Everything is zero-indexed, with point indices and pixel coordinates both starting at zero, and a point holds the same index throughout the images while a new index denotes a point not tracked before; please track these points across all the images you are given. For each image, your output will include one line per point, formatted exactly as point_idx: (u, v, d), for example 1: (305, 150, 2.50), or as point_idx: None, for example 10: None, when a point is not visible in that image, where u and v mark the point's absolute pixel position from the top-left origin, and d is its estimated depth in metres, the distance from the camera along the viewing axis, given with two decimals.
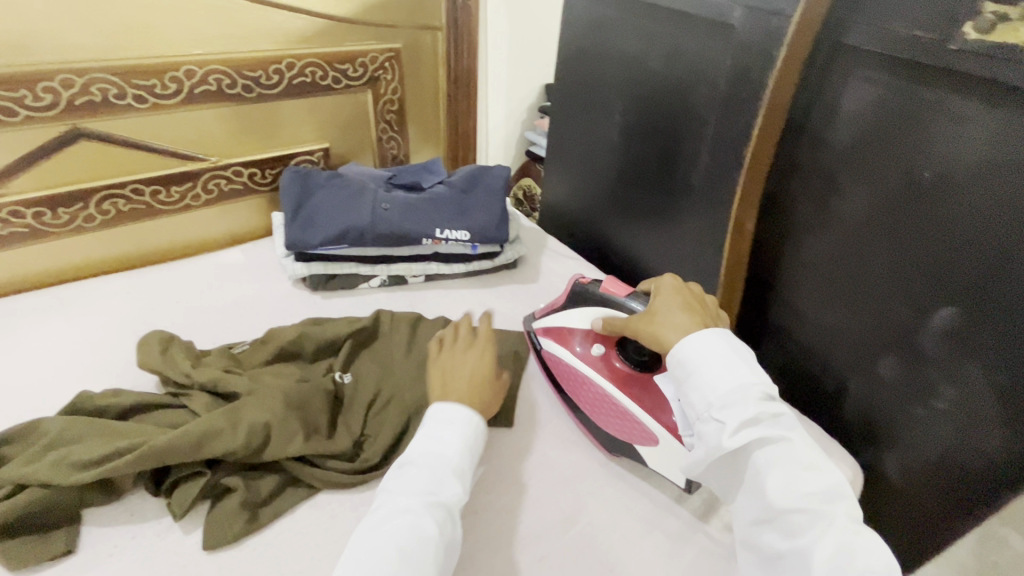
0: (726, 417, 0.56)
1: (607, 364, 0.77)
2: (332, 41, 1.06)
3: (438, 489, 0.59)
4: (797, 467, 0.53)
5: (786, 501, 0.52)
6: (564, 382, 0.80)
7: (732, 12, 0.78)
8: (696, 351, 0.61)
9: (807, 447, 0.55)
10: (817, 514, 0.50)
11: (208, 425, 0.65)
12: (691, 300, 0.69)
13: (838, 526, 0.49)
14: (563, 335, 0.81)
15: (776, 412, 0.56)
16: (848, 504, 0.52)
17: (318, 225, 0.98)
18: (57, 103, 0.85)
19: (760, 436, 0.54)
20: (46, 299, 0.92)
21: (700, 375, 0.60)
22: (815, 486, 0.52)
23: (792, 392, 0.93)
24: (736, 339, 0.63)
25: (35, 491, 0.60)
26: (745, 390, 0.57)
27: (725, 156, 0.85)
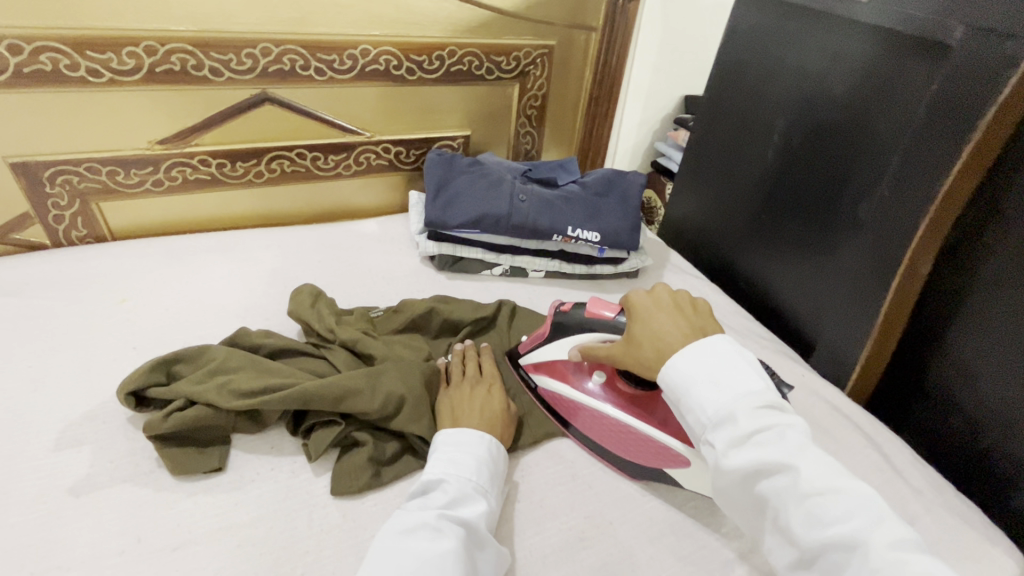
0: (721, 439, 0.55)
1: (611, 390, 0.75)
2: (492, 33, 1.09)
3: (459, 506, 0.58)
4: (812, 492, 0.50)
5: (812, 534, 0.48)
6: (568, 414, 0.76)
7: (952, 32, 0.71)
8: (681, 366, 0.60)
9: (819, 464, 0.51)
10: (851, 545, 0.47)
11: (350, 382, 0.69)
12: (673, 303, 0.68)
13: (878, 558, 0.45)
14: (556, 371, 0.78)
15: (780, 426, 0.54)
16: (889, 528, 0.48)
17: (457, 209, 1.01)
18: (255, 68, 0.95)
19: (763, 458, 0.52)
20: (214, 242, 1.02)
21: (690, 394, 0.59)
22: (842, 512, 0.48)
23: (941, 462, 0.83)
24: (728, 352, 0.60)
25: (202, 409, 0.67)
26: (736, 405, 0.56)
27: (909, 191, 0.78)
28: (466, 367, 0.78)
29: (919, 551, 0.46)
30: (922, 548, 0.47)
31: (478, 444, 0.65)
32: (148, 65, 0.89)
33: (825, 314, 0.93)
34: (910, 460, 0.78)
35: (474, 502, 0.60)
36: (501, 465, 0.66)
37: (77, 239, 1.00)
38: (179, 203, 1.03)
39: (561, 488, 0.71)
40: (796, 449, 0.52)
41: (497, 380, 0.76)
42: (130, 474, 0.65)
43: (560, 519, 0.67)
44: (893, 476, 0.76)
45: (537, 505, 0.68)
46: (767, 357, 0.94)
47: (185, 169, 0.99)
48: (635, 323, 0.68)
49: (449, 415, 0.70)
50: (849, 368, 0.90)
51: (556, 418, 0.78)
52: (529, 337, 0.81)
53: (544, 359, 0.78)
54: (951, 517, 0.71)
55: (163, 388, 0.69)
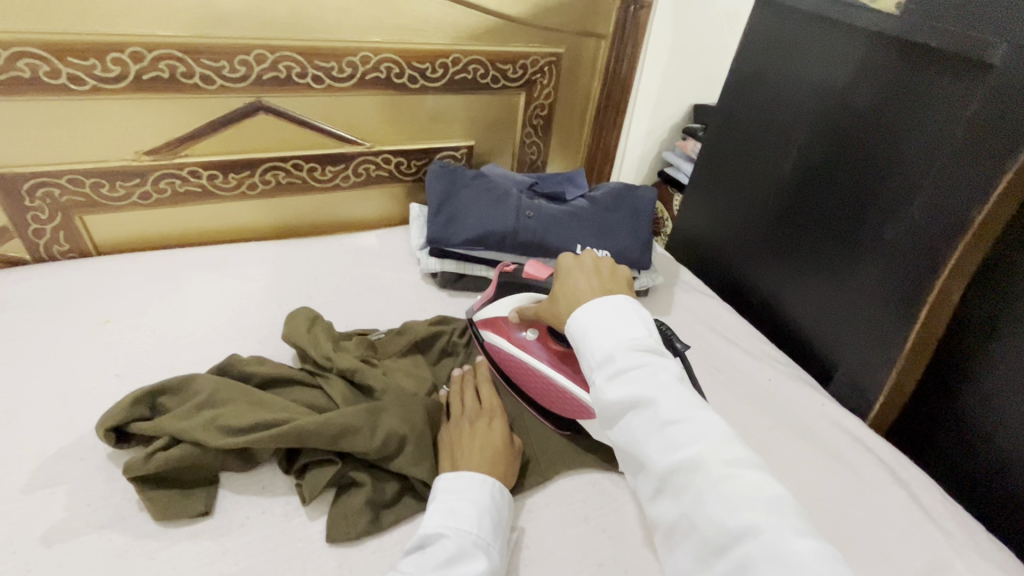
0: (601, 375, 0.53)
1: (545, 347, 0.76)
2: (499, 40, 1.05)
3: (457, 565, 0.53)
4: (668, 420, 0.48)
5: (663, 458, 0.47)
6: (505, 367, 0.79)
7: (993, 50, 0.67)
8: (583, 317, 0.58)
9: (682, 397, 0.50)
10: (694, 468, 0.46)
11: (348, 419, 0.64)
12: (593, 265, 0.66)
13: (717, 476, 0.44)
14: (497, 325, 0.80)
15: (650, 363, 0.52)
16: (733, 449, 0.47)
17: (460, 225, 0.96)
18: (249, 76, 0.90)
19: (632, 391, 0.50)
20: (204, 257, 0.97)
21: (584, 340, 0.57)
22: (691, 437, 0.47)
23: (969, 499, 0.80)
24: (621, 299, 0.59)
25: (188, 447, 0.62)
26: (618, 345, 0.54)
27: (941, 215, 0.74)
28: (468, 399, 0.73)
29: (758, 470, 0.46)
30: (761, 469, 0.46)
31: (480, 490, 0.60)
32: (135, 72, 0.83)
33: (846, 339, 0.89)
34: (938, 499, 0.74)
35: (473, 560, 0.54)
36: (504, 512, 0.61)
37: (60, 254, 0.95)
38: (168, 216, 0.98)
39: (572, 533, 0.66)
40: (661, 383, 0.50)
41: (498, 412, 0.71)
42: (109, 519, 0.60)
43: (572, 567, 0.62)
44: (923, 517, 0.72)
45: (546, 552, 0.64)
46: (785, 384, 0.90)
47: (174, 180, 0.94)
48: (556, 280, 0.68)
49: (445, 459, 0.66)
50: (870, 397, 0.86)
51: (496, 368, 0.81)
52: (482, 296, 0.86)
53: (488, 314, 0.81)
54: (989, 565, 0.67)
55: (146, 424, 0.64)
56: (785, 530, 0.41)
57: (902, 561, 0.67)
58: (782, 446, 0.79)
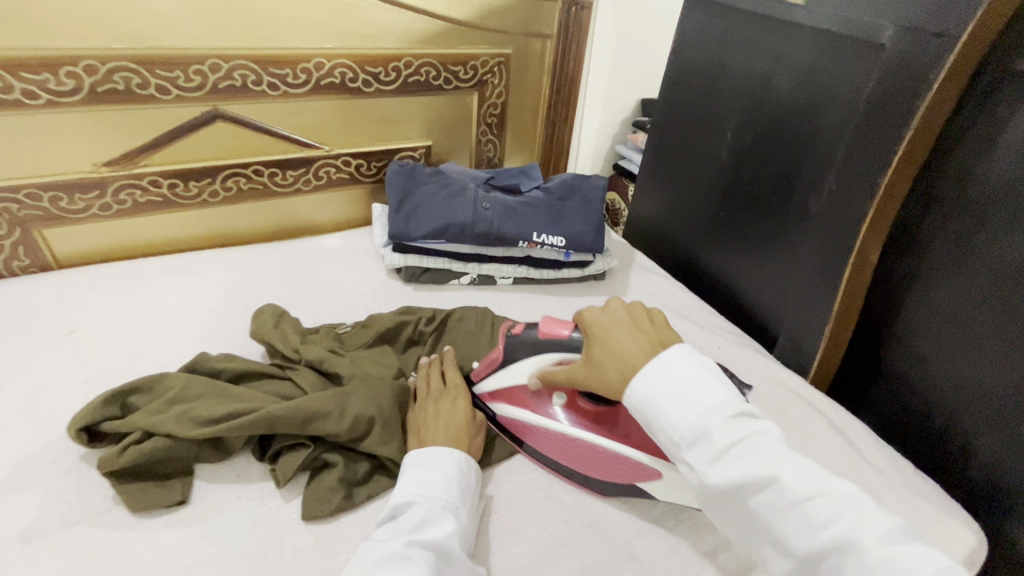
0: (700, 458, 0.54)
1: (574, 411, 0.72)
2: (448, 43, 1.10)
3: (427, 528, 0.57)
4: (798, 500, 0.50)
5: (807, 541, 0.49)
6: (533, 440, 0.73)
7: (884, 32, 0.75)
8: (647, 385, 0.59)
9: (798, 468, 0.51)
10: (844, 546, 0.47)
11: (317, 405, 0.67)
12: (628, 316, 0.66)
13: (874, 556, 0.46)
14: (515, 397, 0.74)
15: (754, 435, 0.53)
16: (875, 518, 0.48)
17: (420, 220, 1.00)
18: (204, 85, 0.92)
19: (747, 473, 0.52)
20: (169, 265, 0.99)
21: (658, 411, 0.58)
22: (829, 514, 0.49)
23: (903, 443, 0.87)
24: (683, 358, 0.60)
25: (161, 440, 0.64)
26: (709, 421, 0.55)
27: (855, 184, 0.81)
28: (433, 380, 0.76)
29: (903, 536, 0.47)
30: (906, 532, 0.48)
31: (447, 461, 0.64)
32: (89, 85, 0.85)
33: (786, 305, 0.96)
34: (872, 443, 0.81)
35: (443, 522, 0.58)
36: (472, 480, 0.65)
37: (21, 269, 0.95)
38: (130, 227, 0.99)
39: (537, 496, 0.70)
40: (774, 458, 0.52)
41: (463, 390, 0.75)
42: (86, 515, 0.61)
43: (538, 526, 0.67)
44: (857, 460, 0.78)
45: (513, 514, 0.68)
46: (733, 350, 0.96)
47: (134, 191, 0.96)
48: (592, 342, 0.65)
49: (412, 437, 0.70)
50: (810, 357, 0.93)
51: (520, 445, 0.74)
52: (481, 363, 0.77)
53: (502, 385, 0.74)
54: (914, 496, 0.74)
55: (118, 422, 0.66)
56: None
57: None
58: None
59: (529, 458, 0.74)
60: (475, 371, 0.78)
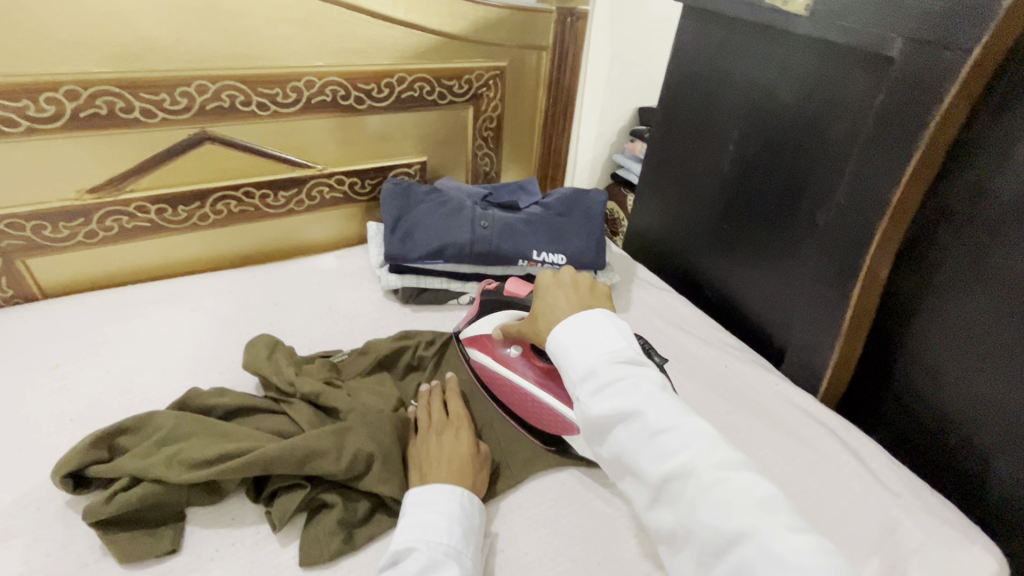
0: (585, 392, 0.54)
1: (529, 364, 0.78)
2: (442, 57, 1.07)
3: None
4: (657, 431, 0.49)
5: (655, 467, 0.48)
6: (491, 384, 0.80)
7: (891, 44, 0.73)
8: (562, 333, 0.59)
9: (666, 404, 0.51)
10: (686, 473, 0.46)
11: (314, 443, 0.65)
12: (571, 281, 0.68)
13: (708, 480, 0.45)
14: (483, 345, 0.82)
15: (634, 377, 0.53)
16: (720, 451, 0.47)
17: (418, 240, 0.98)
18: (191, 107, 0.90)
19: (620, 406, 0.51)
20: (158, 292, 0.95)
21: (564, 354, 0.58)
22: (681, 444, 0.48)
23: (918, 462, 0.85)
24: (599, 313, 0.59)
25: (150, 486, 0.61)
26: (598, 360, 0.55)
27: (863, 198, 0.79)
28: (434, 412, 0.74)
29: (746, 471, 0.46)
30: (749, 468, 0.47)
31: (449, 501, 0.61)
32: (71, 111, 0.82)
33: (793, 321, 0.93)
34: (887, 464, 0.79)
35: (446, 569, 0.55)
36: (476, 520, 0.62)
37: (4, 301, 0.92)
38: (117, 254, 0.96)
39: (544, 531, 0.68)
40: (646, 395, 0.51)
41: (465, 421, 0.72)
42: (71, 568, 0.58)
43: (545, 565, 0.64)
44: (871, 482, 0.76)
45: (519, 553, 0.65)
46: (740, 367, 0.94)
47: (120, 217, 0.93)
48: (535, 299, 0.68)
49: (414, 473, 0.67)
50: (819, 374, 0.90)
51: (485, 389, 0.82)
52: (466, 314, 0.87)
53: (473, 332, 0.83)
54: (932, 520, 0.71)
55: (105, 466, 0.63)
56: (780, 528, 0.42)
57: (856, 527, 0.71)
58: (740, 429, 0.83)
59: (487, 399, 0.81)
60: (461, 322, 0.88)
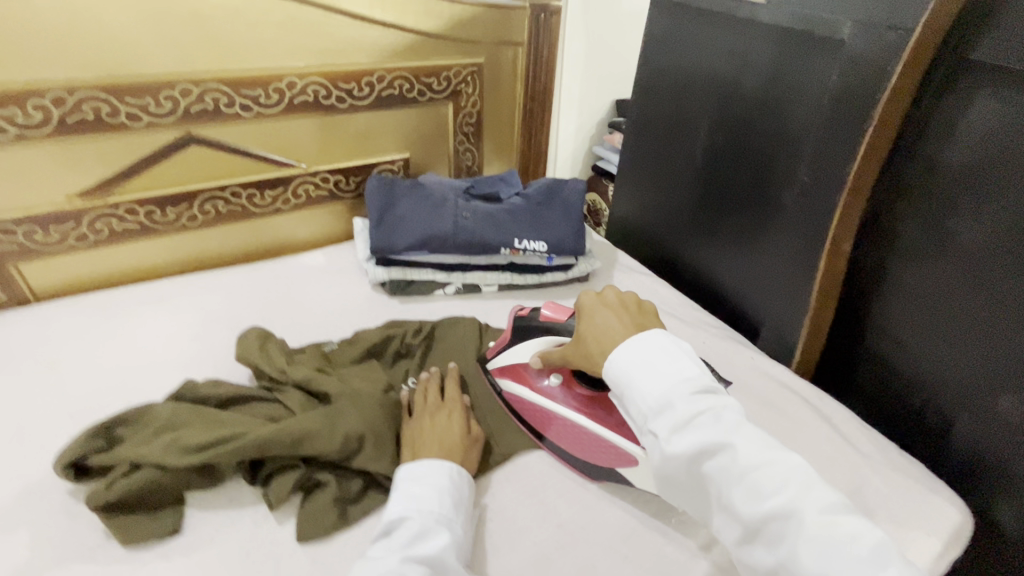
0: (664, 427, 0.56)
1: (569, 393, 0.77)
2: (420, 56, 1.10)
3: (422, 543, 0.57)
4: (752, 469, 0.51)
5: (753, 509, 0.50)
6: (530, 415, 0.78)
7: (843, 27, 0.77)
8: (626, 361, 0.62)
9: (753, 440, 0.53)
10: (787, 515, 0.49)
11: (307, 424, 0.67)
12: (617, 302, 0.71)
13: (813, 524, 0.48)
14: (517, 373, 0.80)
15: (715, 410, 0.56)
16: (818, 493, 0.50)
17: (402, 232, 1.01)
18: (175, 110, 0.92)
19: (703, 441, 0.53)
20: (150, 292, 0.98)
21: (632, 385, 0.60)
22: (777, 483, 0.50)
23: (886, 426, 0.89)
24: (663, 338, 0.63)
25: (150, 471, 0.64)
26: (675, 392, 0.57)
27: (825, 174, 0.83)
28: (430, 395, 0.77)
29: (848, 512, 0.49)
30: (849, 509, 0.49)
31: (438, 474, 0.64)
32: (58, 117, 0.84)
33: (766, 297, 0.98)
34: (856, 427, 0.83)
35: (437, 536, 0.58)
36: (465, 491, 0.65)
37: None
38: (108, 256, 0.98)
39: (531, 502, 0.71)
40: (732, 429, 0.54)
41: (459, 405, 0.75)
42: (76, 552, 0.61)
43: (532, 532, 0.67)
44: (844, 444, 0.80)
45: (509, 522, 0.68)
46: (718, 344, 0.98)
47: (110, 220, 0.95)
48: (581, 318, 0.71)
49: (405, 449, 0.69)
50: (792, 347, 0.94)
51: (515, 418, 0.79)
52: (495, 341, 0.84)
53: (507, 361, 0.81)
54: (902, 477, 0.75)
55: (105, 455, 0.66)
56: None
57: (827, 484, 0.75)
58: None
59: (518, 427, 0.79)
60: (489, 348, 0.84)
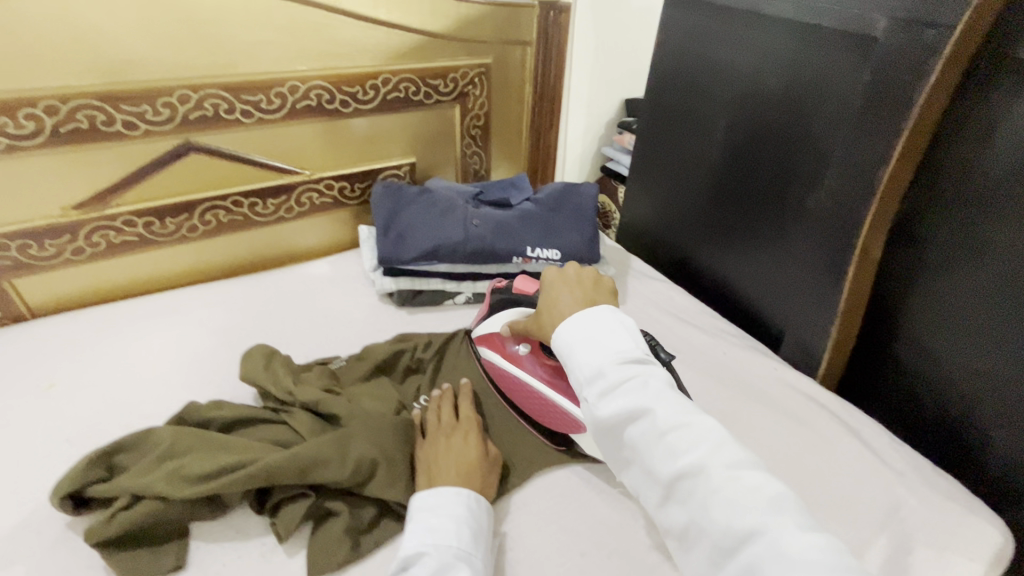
0: (594, 393, 0.53)
1: (537, 361, 0.77)
2: (425, 57, 1.06)
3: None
4: (668, 430, 0.48)
5: (666, 468, 0.47)
6: (503, 385, 0.79)
7: (875, 24, 0.73)
8: (566, 333, 0.58)
9: (674, 403, 0.50)
10: (698, 472, 0.46)
11: (318, 449, 0.64)
12: (576, 276, 0.66)
13: (721, 479, 0.44)
14: (491, 340, 0.81)
15: (642, 375, 0.52)
16: (729, 451, 0.47)
17: (410, 241, 0.97)
18: (174, 117, 0.88)
19: (628, 405, 0.50)
20: (150, 307, 0.94)
21: (569, 355, 0.57)
22: (690, 443, 0.47)
23: (917, 439, 0.85)
24: (606, 311, 0.59)
25: (152, 503, 0.60)
26: (605, 360, 0.54)
27: (854, 178, 0.79)
28: (444, 415, 0.73)
29: (758, 470, 0.46)
30: (762, 468, 0.46)
31: (456, 503, 0.60)
32: (51, 126, 0.81)
33: (789, 305, 0.94)
34: (888, 442, 0.79)
35: (458, 573, 0.54)
36: (484, 521, 0.62)
37: None
38: (106, 270, 0.95)
39: (552, 527, 0.67)
40: (656, 393, 0.50)
41: (474, 424, 0.72)
42: None
43: (555, 562, 0.64)
44: (876, 461, 0.76)
45: (529, 551, 0.65)
46: (739, 354, 0.94)
47: (108, 233, 0.91)
48: (541, 294, 0.67)
49: (421, 475, 0.66)
50: (817, 357, 0.91)
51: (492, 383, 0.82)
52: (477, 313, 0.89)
53: (482, 329, 0.83)
54: (939, 497, 0.72)
55: (104, 485, 0.62)
56: (790, 527, 0.41)
57: (861, 505, 0.71)
58: (740, 415, 0.83)
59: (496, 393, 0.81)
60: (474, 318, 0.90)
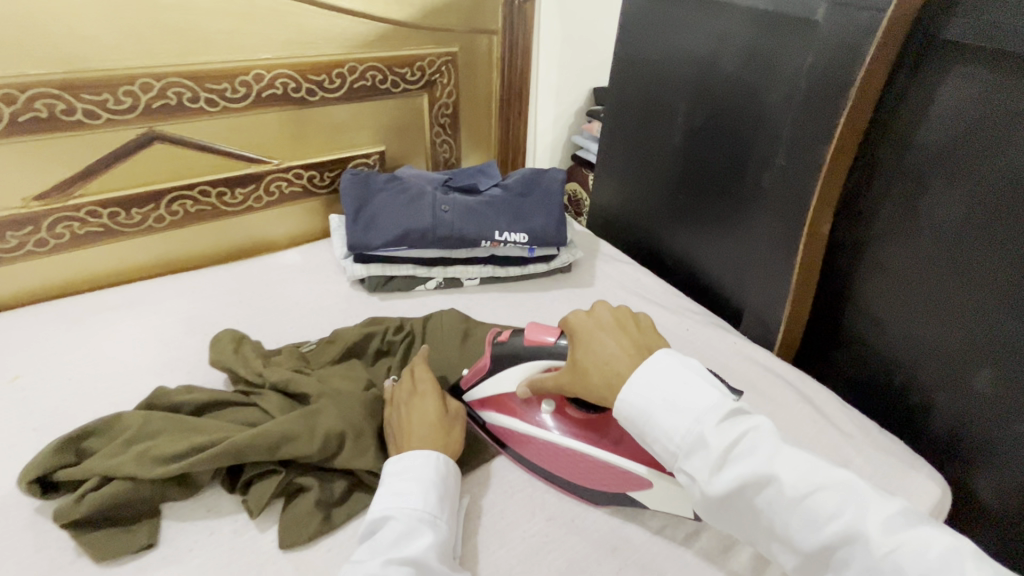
0: (702, 469, 0.51)
1: (563, 418, 0.70)
2: (391, 45, 1.07)
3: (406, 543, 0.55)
4: (802, 497, 0.48)
5: (811, 538, 0.47)
6: (527, 448, 0.71)
7: (818, 8, 0.77)
8: (637, 397, 0.56)
9: (795, 460, 0.50)
10: (850, 540, 0.46)
11: (286, 427, 0.65)
12: (612, 320, 0.63)
13: (879, 547, 0.45)
14: (503, 403, 0.73)
15: (748, 432, 0.52)
16: (874, 507, 0.47)
17: (379, 227, 0.99)
18: (136, 106, 0.88)
19: (746, 475, 0.49)
20: (118, 298, 0.94)
21: (651, 422, 0.55)
22: (832, 507, 0.47)
23: (868, 405, 0.90)
24: (667, 360, 0.57)
25: (121, 484, 0.61)
26: (700, 425, 0.52)
27: (802, 157, 0.83)
28: None
29: (911, 521, 0.47)
30: (911, 516, 0.47)
31: (423, 467, 0.62)
32: (9, 115, 0.80)
33: (748, 282, 0.98)
34: (838, 408, 0.84)
35: (422, 535, 0.57)
36: (451, 484, 0.64)
37: None
38: (71, 261, 0.94)
39: (519, 496, 0.70)
40: (772, 453, 0.50)
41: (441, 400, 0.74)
42: (46, 571, 0.58)
43: (521, 527, 0.66)
44: (826, 425, 0.81)
45: (496, 518, 0.67)
46: (701, 330, 0.98)
47: (72, 223, 0.91)
48: (577, 348, 0.63)
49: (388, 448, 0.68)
50: (774, 331, 0.95)
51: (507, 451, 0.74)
52: (470, 371, 0.76)
53: (488, 393, 0.74)
54: (882, 454, 0.77)
55: (73, 469, 0.63)
56: None
57: None
58: None
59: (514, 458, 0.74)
60: (464, 378, 0.76)
